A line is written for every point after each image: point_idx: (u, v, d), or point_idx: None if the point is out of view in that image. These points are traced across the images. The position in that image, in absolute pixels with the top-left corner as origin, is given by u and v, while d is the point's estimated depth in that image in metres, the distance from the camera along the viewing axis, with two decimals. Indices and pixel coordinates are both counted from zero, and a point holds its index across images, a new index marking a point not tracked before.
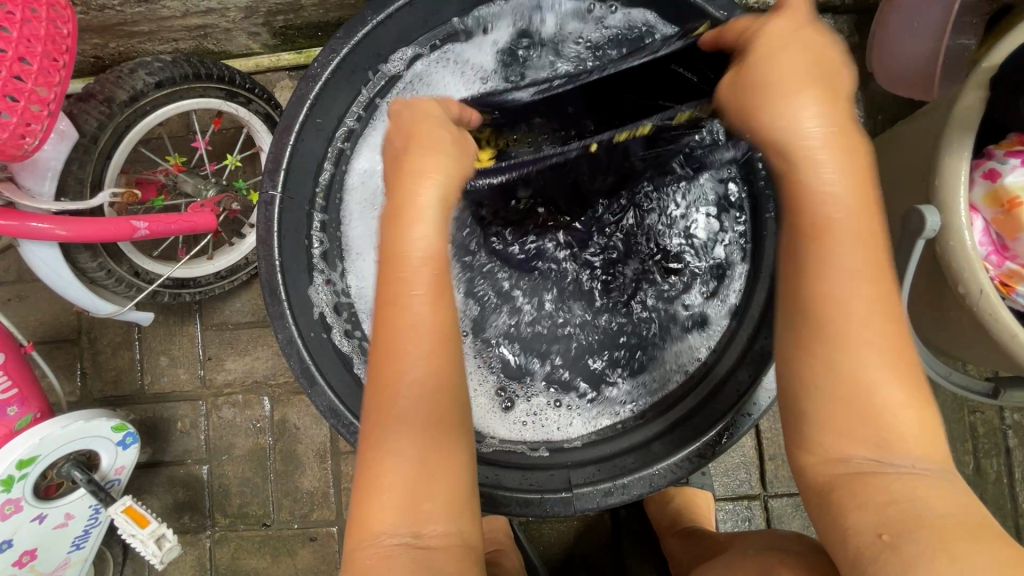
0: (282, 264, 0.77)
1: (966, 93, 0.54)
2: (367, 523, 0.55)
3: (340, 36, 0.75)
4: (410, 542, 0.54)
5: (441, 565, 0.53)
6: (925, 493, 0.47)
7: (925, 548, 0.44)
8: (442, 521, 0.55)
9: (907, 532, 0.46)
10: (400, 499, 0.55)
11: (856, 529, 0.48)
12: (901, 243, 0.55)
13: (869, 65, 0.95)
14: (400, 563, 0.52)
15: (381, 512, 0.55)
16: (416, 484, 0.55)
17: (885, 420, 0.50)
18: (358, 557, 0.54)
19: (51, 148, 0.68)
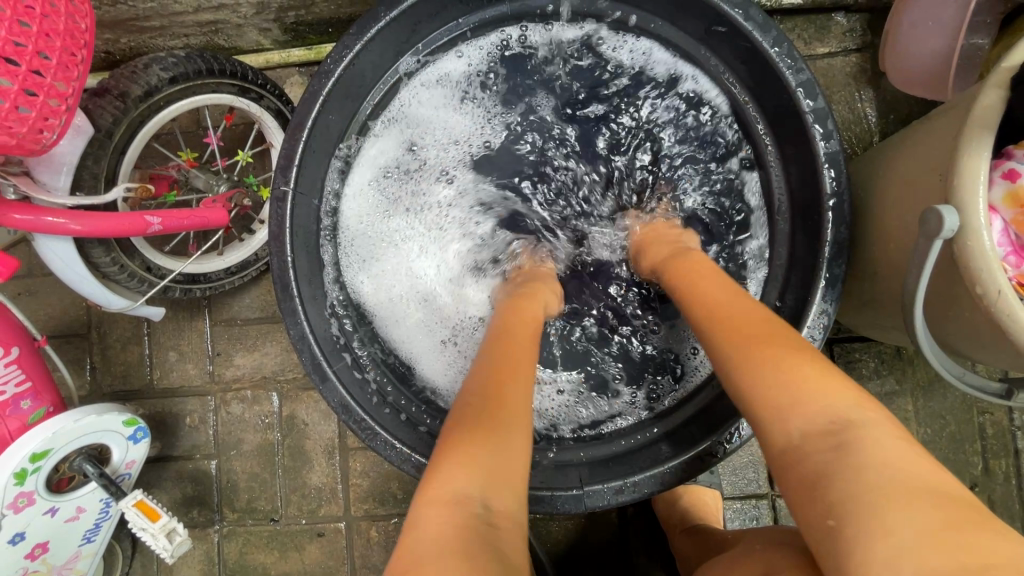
0: (294, 261, 0.77)
1: (986, 93, 0.54)
2: (437, 484, 0.49)
3: (352, 33, 0.74)
4: (483, 515, 0.47)
5: (508, 546, 0.46)
6: (883, 459, 0.43)
7: (872, 527, 0.40)
8: (512, 503, 0.50)
9: (850, 510, 0.41)
10: (485, 470, 0.50)
11: (811, 519, 0.44)
12: (919, 243, 0.55)
13: (880, 64, 0.95)
14: (472, 535, 0.45)
15: (454, 476, 0.50)
16: (498, 459, 0.51)
17: (804, 394, 0.49)
18: (426, 523, 0.47)
19: (66, 143, 0.69)
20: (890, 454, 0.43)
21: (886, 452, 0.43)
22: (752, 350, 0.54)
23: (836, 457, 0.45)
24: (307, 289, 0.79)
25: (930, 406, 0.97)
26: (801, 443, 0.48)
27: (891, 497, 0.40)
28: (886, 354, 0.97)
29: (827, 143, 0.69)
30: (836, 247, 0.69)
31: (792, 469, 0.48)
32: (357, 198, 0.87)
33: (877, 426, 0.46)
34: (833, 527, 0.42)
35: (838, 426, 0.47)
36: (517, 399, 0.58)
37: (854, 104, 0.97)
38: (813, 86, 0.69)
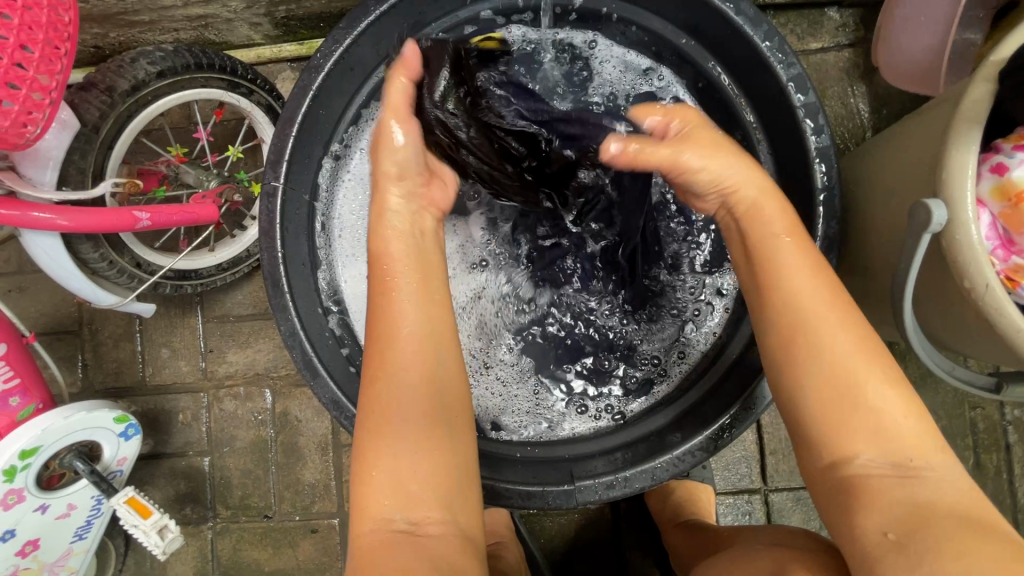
0: (284, 257, 0.76)
1: (974, 86, 0.54)
2: (362, 513, 0.55)
3: (342, 27, 0.74)
4: (408, 528, 0.54)
5: (433, 548, 0.53)
6: (947, 500, 0.48)
7: (931, 546, 0.45)
8: (432, 512, 0.55)
9: (916, 532, 0.46)
10: (393, 488, 0.55)
11: (862, 529, 0.49)
12: (908, 237, 0.55)
13: (873, 59, 0.95)
14: (397, 551, 0.53)
15: (370, 498, 0.55)
16: (420, 470, 0.55)
17: (881, 424, 0.51)
18: (359, 547, 0.54)
19: (52, 137, 0.68)
20: (954, 498, 0.48)
21: (952, 497, 0.48)
22: (840, 370, 0.52)
23: (905, 487, 0.49)
24: (301, 289, 0.79)
25: (922, 400, 0.98)
26: (860, 466, 0.51)
27: (958, 534, 0.45)
28: None
29: (818, 138, 0.69)
30: (826, 241, 0.69)
31: (848, 484, 0.51)
32: (345, 191, 0.86)
33: (943, 470, 0.50)
34: (898, 544, 0.46)
35: (906, 464, 0.50)
36: (403, 396, 0.57)
37: (847, 99, 0.97)
38: (804, 80, 0.69)
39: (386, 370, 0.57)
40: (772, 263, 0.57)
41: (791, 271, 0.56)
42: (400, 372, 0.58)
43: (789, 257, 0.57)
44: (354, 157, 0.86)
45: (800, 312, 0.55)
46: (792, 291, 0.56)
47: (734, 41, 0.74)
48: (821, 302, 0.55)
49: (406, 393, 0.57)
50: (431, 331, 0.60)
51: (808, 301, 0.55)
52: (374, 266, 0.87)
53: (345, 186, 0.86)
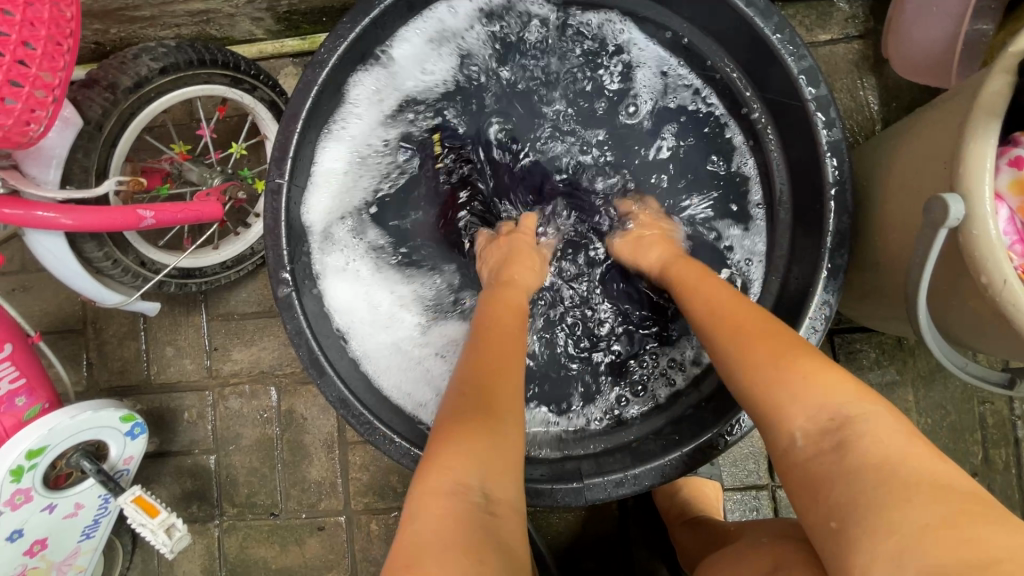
0: (289, 254, 0.76)
1: (992, 79, 0.53)
2: (439, 475, 0.50)
3: (346, 22, 0.73)
4: (482, 503, 0.49)
5: (508, 538, 0.49)
6: (880, 459, 0.44)
7: (864, 526, 0.42)
8: (507, 489, 0.52)
9: (850, 511, 0.43)
10: (483, 459, 0.51)
11: (813, 516, 0.47)
12: (923, 232, 0.54)
13: (884, 51, 0.93)
14: (473, 526, 0.47)
15: (459, 465, 0.51)
16: (487, 445, 0.53)
17: (808, 393, 0.49)
18: (422, 514, 0.49)
19: (56, 136, 0.67)
20: (899, 459, 0.44)
21: (891, 454, 0.44)
22: (755, 344, 0.54)
23: (837, 459, 0.46)
24: (302, 287, 0.78)
25: (931, 395, 0.97)
26: (802, 446, 0.49)
27: (891, 501, 0.42)
28: (886, 344, 0.97)
29: (830, 131, 0.68)
30: (838, 236, 0.68)
31: (802, 471, 0.49)
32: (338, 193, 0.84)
33: (879, 420, 0.47)
34: (839, 528, 0.43)
35: (836, 422, 0.48)
36: (467, 373, 0.60)
37: (856, 92, 0.96)
38: (816, 73, 0.68)
39: (507, 364, 0.61)
40: (692, 288, 0.66)
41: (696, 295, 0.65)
42: (518, 375, 0.61)
43: (699, 281, 0.67)
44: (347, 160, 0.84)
45: (711, 313, 0.61)
46: (704, 296, 0.64)
47: (743, 33, 0.73)
48: (736, 304, 0.60)
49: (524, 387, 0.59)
50: (498, 331, 0.66)
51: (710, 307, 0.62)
52: (349, 254, 0.85)
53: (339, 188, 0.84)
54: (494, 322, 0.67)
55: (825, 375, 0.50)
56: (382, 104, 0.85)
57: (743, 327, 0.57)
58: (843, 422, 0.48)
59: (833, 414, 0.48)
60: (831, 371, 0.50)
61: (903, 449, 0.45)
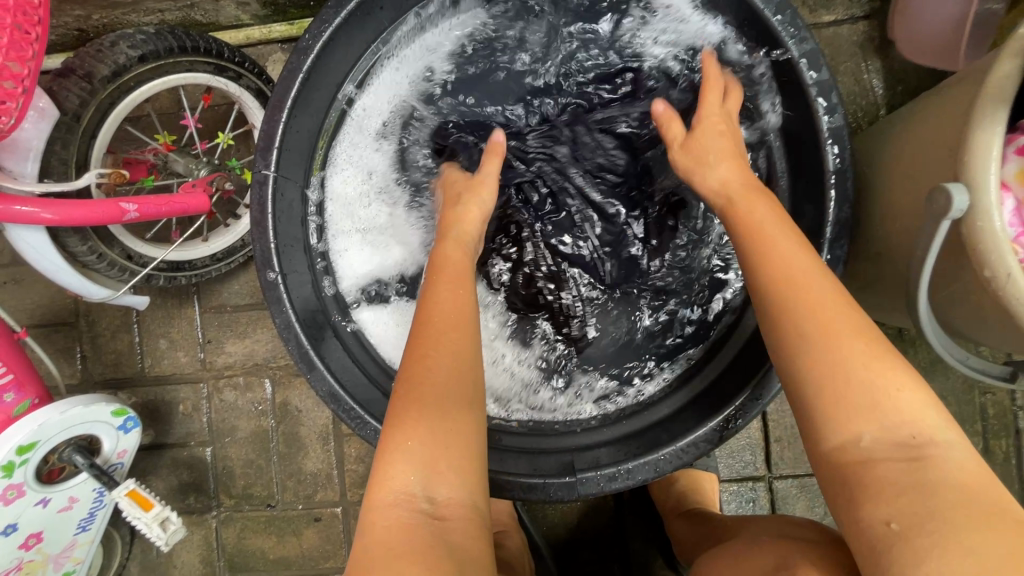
0: (277, 247, 0.74)
1: (1002, 62, 0.51)
2: (383, 486, 0.53)
3: (330, 6, 0.71)
4: (427, 508, 0.52)
5: (455, 537, 0.51)
6: (956, 486, 0.43)
7: (935, 543, 0.41)
8: (456, 491, 0.54)
9: (918, 524, 0.42)
10: (422, 459, 0.53)
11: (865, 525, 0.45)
12: (925, 223, 0.52)
13: (890, 32, 0.90)
14: (416, 534, 0.50)
15: (396, 471, 0.53)
16: (434, 444, 0.54)
17: (884, 399, 0.48)
18: (375, 521, 0.52)
19: (31, 127, 0.66)
20: (966, 481, 0.44)
21: (960, 479, 0.44)
22: (829, 331, 0.50)
23: (908, 471, 0.45)
24: (293, 290, 0.76)
25: (932, 386, 0.96)
26: (866, 447, 0.47)
27: (969, 525, 0.41)
28: (887, 335, 0.96)
29: (831, 118, 0.66)
30: (837, 227, 0.66)
31: (846, 471, 0.48)
32: (343, 199, 0.83)
33: (957, 448, 0.46)
34: (896, 533, 0.43)
35: (917, 441, 0.46)
36: (442, 370, 0.58)
37: (860, 75, 0.93)
38: (817, 56, 0.66)
39: (433, 351, 0.59)
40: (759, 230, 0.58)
41: (777, 250, 0.56)
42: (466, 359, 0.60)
43: (766, 229, 0.58)
44: (343, 167, 0.82)
45: (774, 275, 0.55)
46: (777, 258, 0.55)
47: (747, 17, 0.70)
48: (810, 274, 0.54)
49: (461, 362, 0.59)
50: (458, 318, 0.63)
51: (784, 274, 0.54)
52: (370, 255, 0.84)
53: (342, 197, 0.83)
54: (436, 299, 0.65)
55: (899, 380, 0.48)
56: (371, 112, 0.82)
57: (821, 300, 0.52)
58: (899, 428, 0.47)
59: (885, 415, 0.47)
60: (907, 380, 0.48)
61: (974, 478, 0.44)
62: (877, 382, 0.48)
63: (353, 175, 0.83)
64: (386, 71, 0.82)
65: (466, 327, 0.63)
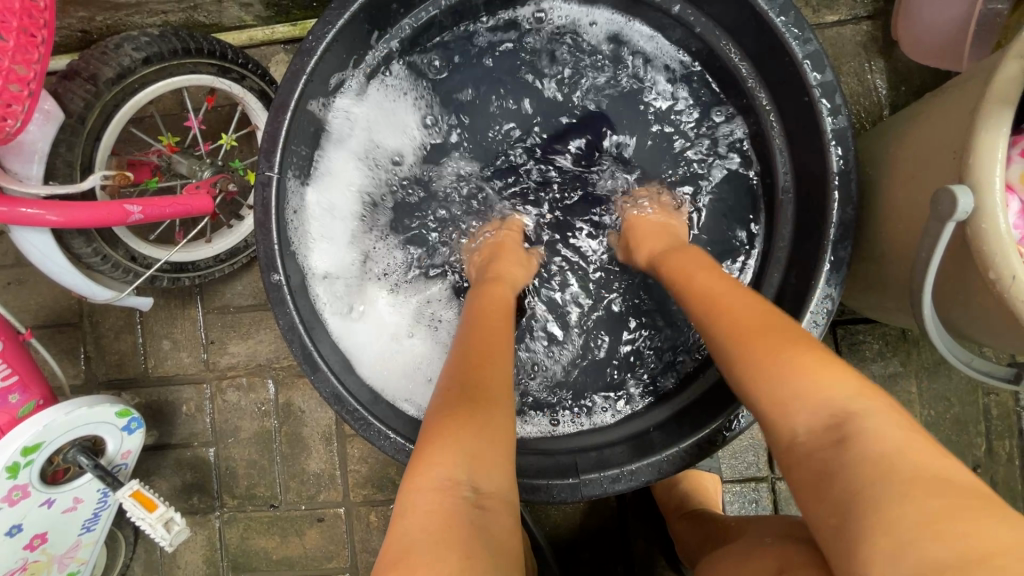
0: (282, 248, 0.74)
1: (1007, 64, 0.51)
2: (428, 470, 0.50)
3: (333, 8, 0.71)
4: (472, 498, 0.49)
5: (495, 527, 0.49)
6: (880, 452, 0.42)
7: (864, 521, 0.40)
8: (498, 484, 0.52)
9: (851, 512, 0.41)
10: (471, 450, 0.51)
11: (813, 514, 0.45)
12: (930, 225, 0.52)
13: (893, 32, 0.90)
14: (461, 519, 0.47)
15: (442, 458, 0.51)
16: (484, 436, 0.53)
17: (812, 391, 0.47)
18: (416, 507, 0.49)
19: (36, 129, 0.66)
20: (892, 442, 0.43)
21: (883, 448, 0.42)
22: (746, 338, 0.53)
23: (837, 456, 0.44)
24: (324, 294, 0.81)
25: (935, 387, 0.96)
26: (803, 441, 0.47)
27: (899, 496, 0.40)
28: (890, 336, 0.95)
29: (835, 119, 0.66)
30: (842, 227, 0.66)
31: (799, 469, 0.47)
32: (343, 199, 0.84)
33: (875, 416, 0.45)
34: (837, 524, 0.42)
35: (837, 419, 0.46)
36: (495, 377, 0.59)
37: (863, 75, 0.93)
38: (822, 58, 0.66)
39: (492, 364, 0.60)
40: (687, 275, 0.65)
41: (693, 283, 0.63)
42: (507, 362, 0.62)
43: (689, 270, 0.66)
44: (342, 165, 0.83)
45: (709, 309, 0.58)
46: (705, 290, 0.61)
47: (750, 17, 0.70)
48: (748, 306, 0.57)
49: (506, 378, 0.60)
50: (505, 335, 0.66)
51: (721, 298, 0.58)
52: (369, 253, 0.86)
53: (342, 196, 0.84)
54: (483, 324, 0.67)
55: (807, 361, 0.49)
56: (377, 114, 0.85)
57: (747, 319, 0.55)
58: (825, 407, 0.46)
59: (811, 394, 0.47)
60: (832, 365, 0.48)
61: (902, 443, 0.42)
62: (809, 376, 0.48)
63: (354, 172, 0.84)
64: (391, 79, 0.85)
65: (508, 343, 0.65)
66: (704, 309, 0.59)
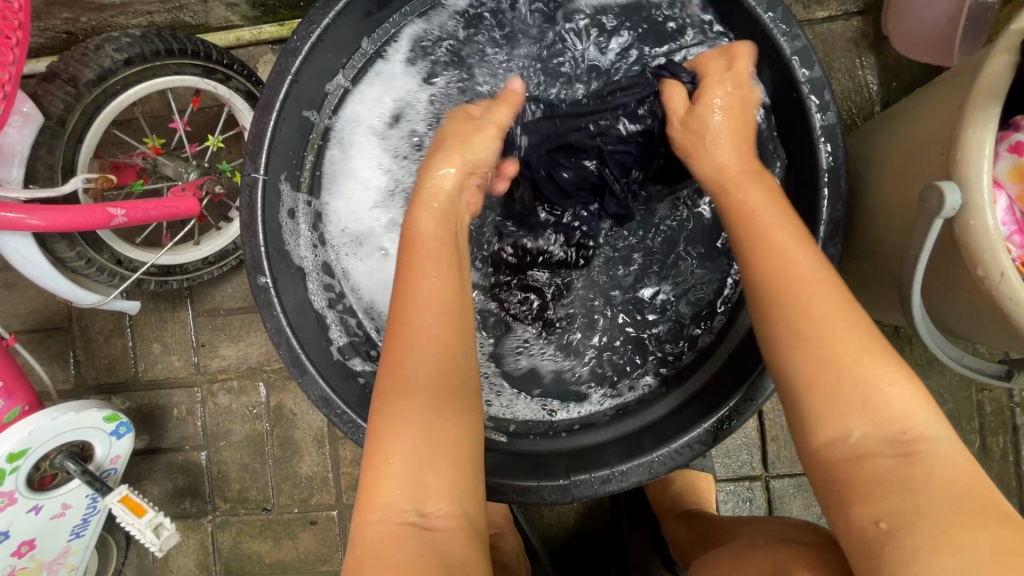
0: (268, 247, 0.74)
1: (993, 59, 0.50)
2: (373, 499, 0.53)
3: (318, 7, 0.70)
4: (417, 521, 0.51)
5: (445, 546, 0.51)
6: (944, 481, 0.43)
7: (922, 542, 0.40)
8: (449, 500, 0.53)
9: (906, 523, 0.42)
10: (407, 475, 0.52)
11: (852, 518, 0.46)
12: (918, 222, 0.52)
13: (884, 27, 0.90)
14: (405, 544, 0.50)
15: (385, 488, 0.52)
16: (416, 451, 0.53)
17: (872, 398, 0.48)
18: (368, 531, 0.52)
19: (15, 132, 0.65)
20: (948, 472, 0.44)
21: (950, 477, 0.44)
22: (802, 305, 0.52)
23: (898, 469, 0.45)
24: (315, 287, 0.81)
25: (928, 384, 0.95)
26: (856, 445, 0.48)
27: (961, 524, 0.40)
28: (883, 333, 0.95)
29: (824, 115, 0.65)
30: (832, 224, 0.66)
31: (841, 470, 0.48)
32: (337, 190, 0.83)
33: (942, 444, 0.46)
34: (885, 532, 0.43)
35: (906, 439, 0.46)
36: (416, 367, 0.55)
37: (854, 71, 0.92)
38: (809, 54, 0.65)
39: (410, 351, 0.56)
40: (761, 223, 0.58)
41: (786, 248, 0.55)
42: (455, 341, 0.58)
43: (757, 212, 0.59)
44: (336, 156, 0.83)
45: (768, 279, 0.54)
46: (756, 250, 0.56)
47: (738, 13, 0.69)
48: (806, 267, 0.54)
49: (438, 367, 0.56)
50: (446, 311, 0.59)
51: (771, 263, 0.55)
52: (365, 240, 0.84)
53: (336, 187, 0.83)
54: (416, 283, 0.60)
55: (889, 373, 0.48)
56: (371, 100, 0.83)
57: (806, 292, 0.52)
58: (873, 410, 0.47)
59: (842, 388, 0.49)
60: (891, 369, 0.49)
61: (965, 480, 0.43)
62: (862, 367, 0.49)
63: (349, 161, 0.83)
64: (382, 66, 0.82)
65: (452, 315, 0.58)
66: (786, 304, 0.53)
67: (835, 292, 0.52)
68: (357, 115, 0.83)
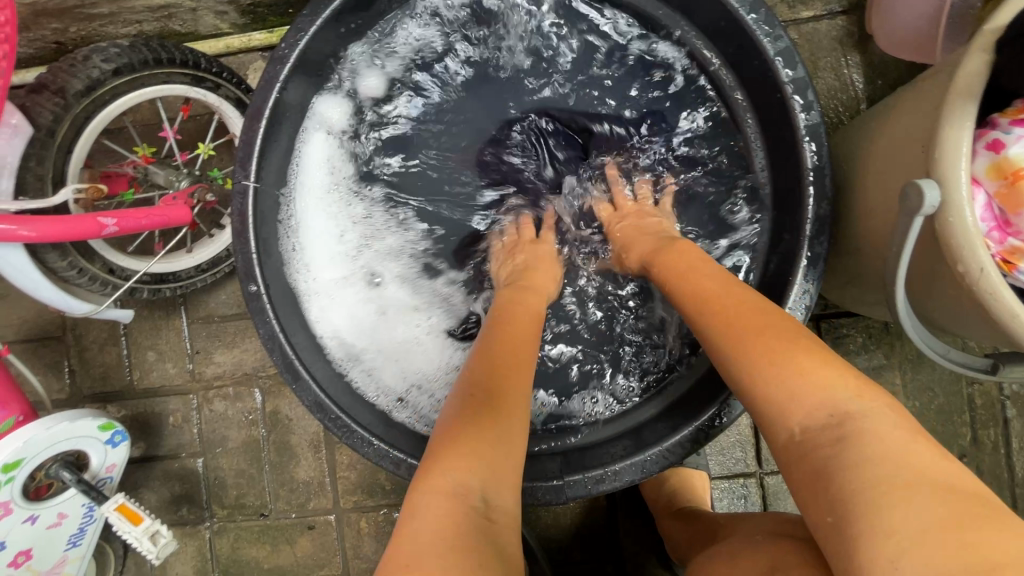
0: (260, 257, 0.74)
1: (969, 58, 0.51)
2: (431, 485, 0.51)
3: (305, 15, 0.70)
4: (481, 511, 0.50)
5: (505, 545, 0.49)
6: (882, 454, 0.44)
7: (868, 520, 0.42)
8: (507, 501, 0.52)
9: (848, 509, 0.43)
10: (478, 462, 0.52)
11: (812, 511, 0.47)
12: (899, 219, 0.52)
13: (869, 26, 0.90)
14: (472, 534, 0.48)
15: (455, 467, 0.51)
16: (488, 447, 0.53)
17: (806, 387, 0.49)
18: (427, 509, 0.49)
19: (3, 144, 0.66)
20: (900, 450, 0.44)
21: (898, 450, 0.44)
22: (757, 339, 0.54)
23: (837, 450, 0.46)
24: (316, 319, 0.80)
25: (918, 378, 0.96)
26: (802, 438, 0.49)
27: (889, 499, 0.42)
28: (874, 329, 0.96)
29: (808, 114, 0.66)
30: (817, 223, 0.66)
31: (804, 464, 0.48)
32: (330, 221, 0.83)
33: (876, 415, 0.47)
34: (835, 522, 0.44)
35: (836, 418, 0.48)
36: (484, 375, 0.59)
37: (840, 70, 0.93)
38: (793, 54, 0.66)
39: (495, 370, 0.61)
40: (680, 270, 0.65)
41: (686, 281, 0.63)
42: (530, 364, 0.63)
43: (683, 270, 0.65)
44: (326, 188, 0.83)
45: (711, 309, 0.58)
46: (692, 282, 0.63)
47: (721, 15, 0.70)
48: (732, 299, 0.58)
49: (521, 387, 0.60)
50: (524, 345, 0.65)
51: (709, 294, 0.60)
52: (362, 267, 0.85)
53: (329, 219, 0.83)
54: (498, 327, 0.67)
55: (814, 367, 0.50)
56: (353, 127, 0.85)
57: (736, 315, 0.56)
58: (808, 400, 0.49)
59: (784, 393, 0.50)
60: (826, 365, 0.50)
61: (903, 447, 0.44)
62: (808, 372, 0.50)
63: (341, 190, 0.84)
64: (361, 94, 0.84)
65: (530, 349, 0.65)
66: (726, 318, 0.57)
67: (758, 318, 0.55)
68: (340, 144, 0.84)
